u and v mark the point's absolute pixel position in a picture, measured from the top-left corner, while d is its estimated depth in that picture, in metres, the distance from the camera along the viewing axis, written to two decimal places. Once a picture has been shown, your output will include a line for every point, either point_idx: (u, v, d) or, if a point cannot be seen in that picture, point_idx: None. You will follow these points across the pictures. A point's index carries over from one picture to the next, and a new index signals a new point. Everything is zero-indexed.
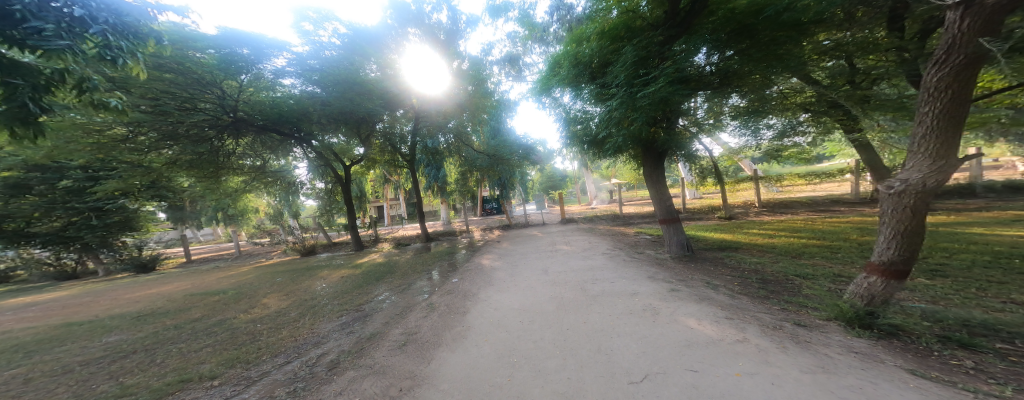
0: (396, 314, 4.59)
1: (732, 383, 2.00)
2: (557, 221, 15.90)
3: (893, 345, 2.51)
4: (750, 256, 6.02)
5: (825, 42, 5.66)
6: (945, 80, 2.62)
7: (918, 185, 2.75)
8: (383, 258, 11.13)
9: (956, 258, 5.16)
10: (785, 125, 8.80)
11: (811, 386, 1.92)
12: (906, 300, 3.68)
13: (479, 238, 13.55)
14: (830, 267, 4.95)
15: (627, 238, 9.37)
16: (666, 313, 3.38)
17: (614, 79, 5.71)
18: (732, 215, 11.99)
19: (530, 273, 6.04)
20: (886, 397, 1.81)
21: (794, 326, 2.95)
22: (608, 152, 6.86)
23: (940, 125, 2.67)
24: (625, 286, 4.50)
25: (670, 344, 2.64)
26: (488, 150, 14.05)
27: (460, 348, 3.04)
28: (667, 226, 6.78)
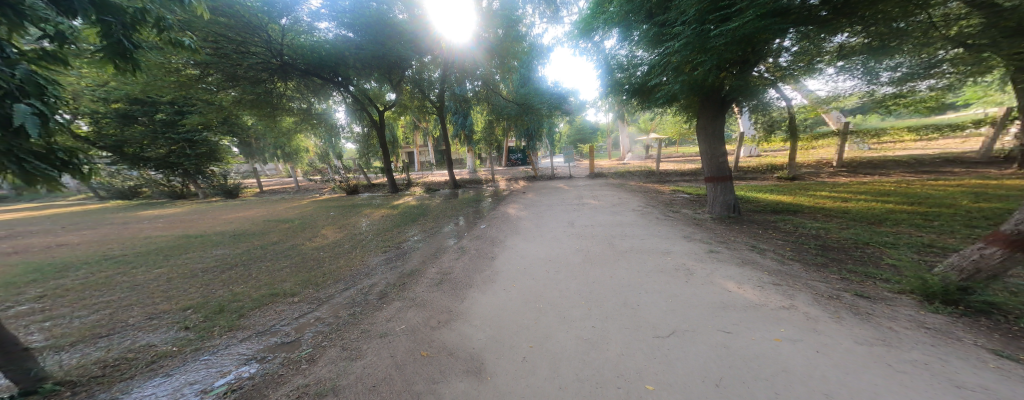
0: (432, 254, 5.08)
1: (769, 348, 2.00)
2: (588, 174, 15.44)
3: (984, 324, 2.27)
4: (806, 221, 5.50)
5: None
6: None
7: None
8: (417, 201, 11.91)
9: None
10: (920, 64, 7.07)
11: (860, 358, 1.87)
12: (1016, 275, 3.18)
13: (510, 187, 13.76)
14: (918, 236, 4.34)
15: (662, 196, 8.93)
16: (701, 274, 3.32)
17: (678, 15, 4.84)
18: (794, 176, 10.61)
19: (559, 225, 6.15)
20: (956, 375, 1.71)
21: (854, 297, 2.75)
22: (657, 102, 6.15)
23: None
24: (657, 244, 4.45)
25: (703, 304, 2.64)
26: (517, 99, 13.41)
27: (489, 290, 3.33)
28: (715, 184, 6.26)
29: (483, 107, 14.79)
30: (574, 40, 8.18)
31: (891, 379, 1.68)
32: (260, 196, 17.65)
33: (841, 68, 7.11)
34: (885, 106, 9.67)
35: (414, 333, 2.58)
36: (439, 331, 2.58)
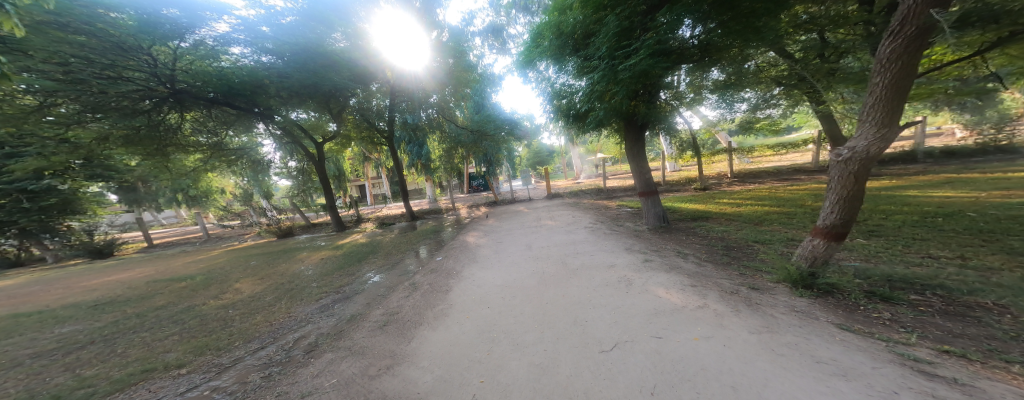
0: (379, 294, 4.62)
1: (690, 347, 2.21)
2: (543, 196, 15.98)
3: (830, 303, 2.86)
4: (721, 225, 6.42)
5: (802, 16, 6.16)
6: (897, 52, 2.72)
7: (863, 153, 2.95)
8: (365, 238, 10.97)
9: (890, 219, 5.75)
10: (758, 99, 9.27)
11: (755, 347, 2.16)
12: (844, 258, 4.15)
13: (465, 215, 13.47)
14: (785, 232, 5.40)
15: (609, 212, 9.63)
16: (638, 283, 3.59)
17: (596, 51, 5.64)
18: (706, 186, 12.59)
19: (515, 249, 6.17)
20: (816, 352, 2.09)
21: (748, 290, 3.23)
22: (588, 126, 6.83)
23: (888, 96, 2.80)
24: (603, 259, 4.72)
25: (640, 313, 2.83)
26: (472, 125, 13.52)
27: (441, 326, 3.10)
28: (647, 199, 7.02)
29: (436, 135, 14.57)
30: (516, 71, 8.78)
31: (776, 363, 1.97)
32: (145, 252, 14.30)
33: (718, 99, 8.82)
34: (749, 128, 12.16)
35: (347, 387, 2.23)
36: (379, 379, 2.28)
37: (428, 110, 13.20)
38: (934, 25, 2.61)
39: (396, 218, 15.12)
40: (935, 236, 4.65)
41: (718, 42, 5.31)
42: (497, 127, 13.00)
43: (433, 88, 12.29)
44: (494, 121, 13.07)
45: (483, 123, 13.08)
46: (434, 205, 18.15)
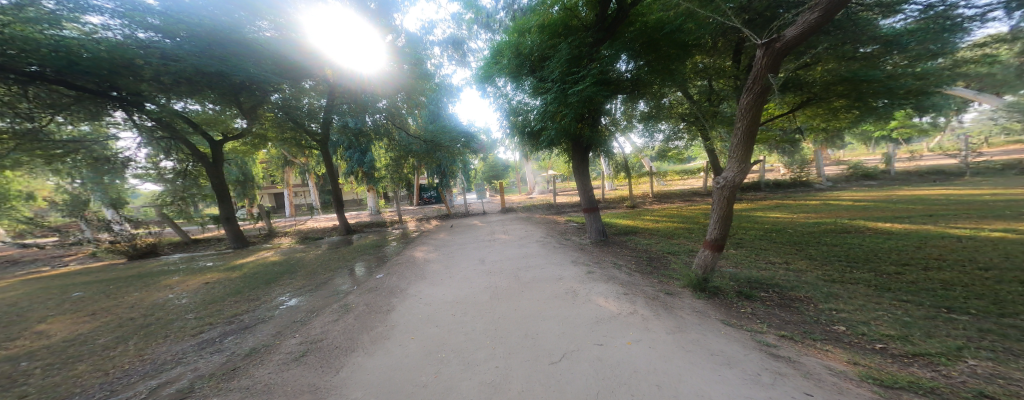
0: (294, 320, 3.94)
1: (625, 352, 2.45)
2: (497, 210, 16.04)
3: (718, 303, 3.56)
4: (648, 239, 7.32)
5: (699, 65, 8.06)
6: (749, 104, 3.63)
7: (731, 181, 3.77)
8: (278, 255, 9.28)
9: (743, 232, 7.47)
10: (670, 132, 11.28)
11: (672, 347, 2.51)
12: (723, 265, 5.16)
13: (404, 230, 12.55)
14: (686, 244, 6.51)
15: (553, 227, 10.11)
16: (583, 294, 3.83)
17: (550, 74, 6.14)
18: (635, 204, 14.36)
19: (461, 264, 5.98)
20: (713, 346, 2.53)
21: (665, 296, 3.75)
22: (542, 145, 7.21)
23: (744, 137, 3.67)
24: (551, 272, 4.89)
25: (584, 323, 3.02)
26: (425, 135, 12.58)
27: (380, 350, 2.80)
28: (589, 214, 7.60)
29: (385, 143, 13.64)
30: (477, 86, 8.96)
31: (687, 359, 2.32)
32: None
33: (645, 128, 10.31)
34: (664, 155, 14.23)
35: None
36: None
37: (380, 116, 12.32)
38: (769, 87, 3.56)
39: (319, 233, 13.26)
40: (769, 246, 6.27)
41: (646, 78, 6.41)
42: (453, 139, 12.31)
43: (382, 93, 11.37)
44: (447, 133, 12.36)
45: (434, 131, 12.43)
46: (367, 219, 16.48)
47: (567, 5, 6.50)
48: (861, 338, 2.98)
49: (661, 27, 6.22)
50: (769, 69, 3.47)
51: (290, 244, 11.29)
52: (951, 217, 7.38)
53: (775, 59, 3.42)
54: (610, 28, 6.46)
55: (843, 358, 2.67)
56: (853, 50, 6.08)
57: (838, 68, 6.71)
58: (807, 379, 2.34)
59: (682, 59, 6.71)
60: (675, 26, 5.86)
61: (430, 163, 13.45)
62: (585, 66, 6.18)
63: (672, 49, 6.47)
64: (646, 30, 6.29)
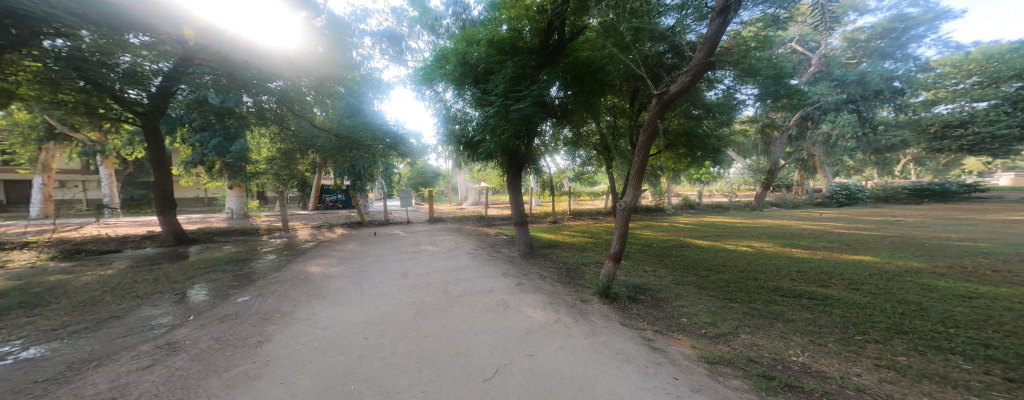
0: (60, 373, 2.54)
1: (552, 358, 2.75)
2: (424, 220, 14.95)
3: (617, 308, 4.30)
4: (566, 252, 8.05)
5: (610, 102, 10.23)
6: (643, 141, 4.51)
7: (627, 204, 4.45)
8: (32, 278, 5.96)
9: (633, 245, 9.26)
10: (583, 159, 13.07)
11: (587, 352, 2.91)
12: (621, 274, 6.16)
13: (277, 240, 10.03)
14: (594, 255, 7.56)
15: (468, 239, 9.99)
16: (513, 305, 4.18)
17: (494, 88, 6.64)
18: (558, 219, 15.70)
19: (365, 284, 5.20)
20: (618, 346, 3.10)
21: (581, 303, 4.37)
22: (480, 157, 7.50)
23: (638, 167, 4.54)
24: (483, 285, 5.19)
25: (516, 334, 3.28)
26: (340, 130, 10.73)
27: (249, 392, 2.10)
28: (519, 227, 7.90)
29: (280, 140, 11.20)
30: (423, 90, 8.85)
31: (599, 360, 2.78)
32: None
33: (569, 153, 11.79)
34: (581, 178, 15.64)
35: None
36: None
37: (268, 97, 9.33)
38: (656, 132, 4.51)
39: (111, 246, 9.06)
40: (643, 255, 8.01)
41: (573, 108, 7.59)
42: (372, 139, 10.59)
43: (286, 76, 8.75)
44: (368, 130, 10.69)
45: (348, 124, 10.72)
46: (216, 225, 12.48)
47: (516, 26, 7.14)
48: (693, 325, 4.00)
49: (589, 64, 7.67)
50: (658, 115, 4.46)
51: (36, 263, 7.22)
52: (725, 235, 11.06)
53: (661, 107, 4.44)
54: (550, 56, 7.49)
55: (687, 342, 3.53)
56: (691, 110, 8.68)
57: (687, 123, 9.38)
58: (673, 365, 2.96)
59: (600, 94, 8.34)
60: (601, 64, 7.41)
61: (340, 160, 11.56)
62: (527, 86, 6.78)
63: (594, 85, 8.00)
64: (578, 62, 7.60)
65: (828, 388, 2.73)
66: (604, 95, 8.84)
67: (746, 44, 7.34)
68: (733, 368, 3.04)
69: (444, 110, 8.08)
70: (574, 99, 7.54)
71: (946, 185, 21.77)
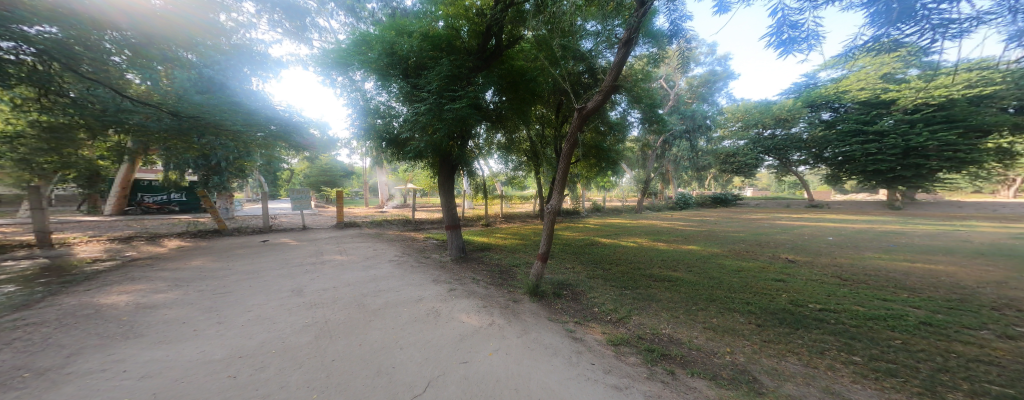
0: None
1: (487, 362, 2.86)
2: (333, 225, 13.02)
3: (546, 305, 4.66)
4: (498, 254, 8.14)
5: (541, 112, 10.99)
6: (567, 149, 4.92)
7: (554, 205, 4.79)
8: None
9: (557, 245, 10.05)
10: (515, 164, 13.71)
11: (518, 352, 3.11)
12: (549, 272, 6.63)
13: (25, 263, 6.76)
14: (524, 256, 7.93)
15: (361, 246, 8.95)
16: (445, 313, 4.13)
17: (426, 84, 6.47)
18: (491, 223, 15.83)
19: (212, 312, 4.07)
20: (546, 341, 3.41)
21: (513, 303, 4.64)
22: (406, 156, 7.19)
23: (563, 172, 4.92)
24: (408, 294, 4.87)
25: (449, 343, 3.26)
26: (186, 111, 7.46)
27: None
28: (452, 231, 7.71)
29: (31, 118, 6.95)
30: (332, 73, 7.80)
31: (530, 357, 3.02)
32: None
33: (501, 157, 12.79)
34: (514, 183, 16.22)
35: None
36: None
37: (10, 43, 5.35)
38: (576, 142, 4.98)
39: None
40: (568, 254, 8.72)
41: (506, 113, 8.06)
42: (236, 122, 8.05)
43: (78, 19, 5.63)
44: (237, 112, 8.24)
45: (199, 96, 7.77)
46: None
47: (453, 24, 7.25)
48: (602, 312, 4.55)
49: (522, 73, 8.17)
50: (579, 125, 4.94)
51: None
52: (624, 234, 12.97)
53: (581, 118, 4.91)
54: (487, 59, 7.60)
55: (599, 328, 3.98)
56: (604, 124, 9.78)
57: (601, 138, 10.62)
58: (589, 351, 3.31)
59: (531, 103, 9.06)
60: (533, 75, 8.01)
61: (180, 144, 8.52)
62: (462, 87, 6.78)
63: (527, 93, 8.65)
64: (513, 70, 8.07)
65: (688, 352, 3.51)
66: (534, 104, 9.43)
67: (638, 77, 8.93)
68: (632, 347, 3.56)
69: (361, 101, 7.48)
70: (507, 105, 8.05)
71: (726, 196, 30.16)
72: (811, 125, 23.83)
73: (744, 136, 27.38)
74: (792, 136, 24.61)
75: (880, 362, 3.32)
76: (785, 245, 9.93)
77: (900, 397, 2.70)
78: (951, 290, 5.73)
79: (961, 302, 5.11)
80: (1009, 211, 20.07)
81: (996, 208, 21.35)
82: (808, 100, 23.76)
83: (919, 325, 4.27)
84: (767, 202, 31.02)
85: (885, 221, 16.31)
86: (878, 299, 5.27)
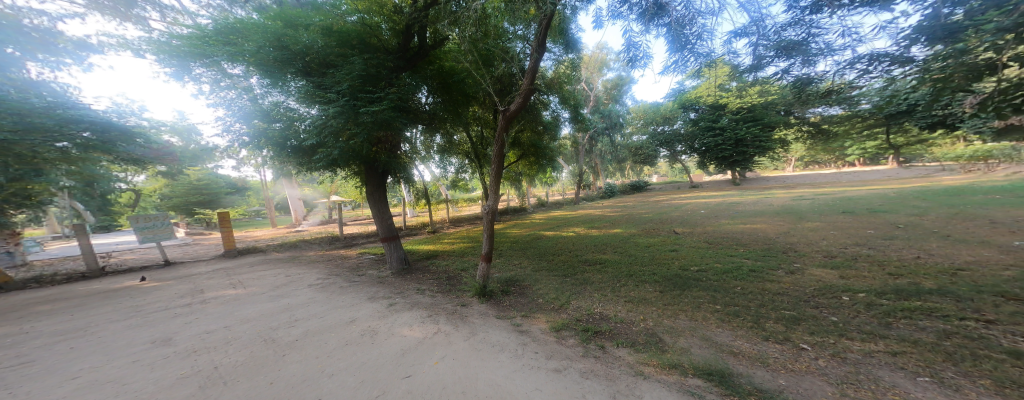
0: None
1: (432, 371, 2.75)
2: (218, 255, 10.44)
3: (494, 304, 4.68)
4: (445, 261, 7.78)
5: (478, 114, 10.95)
6: (497, 151, 5.01)
7: (489, 207, 4.81)
8: None
9: (503, 244, 10.09)
10: (458, 165, 13.45)
11: (466, 354, 3.08)
12: (497, 271, 6.68)
13: None
14: (471, 259, 7.75)
15: (253, 275, 7.37)
16: (383, 330, 3.77)
17: (335, 84, 5.76)
18: (436, 228, 14.94)
19: (3, 392, 2.81)
20: (495, 339, 3.44)
21: (461, 307, 4.54)
22: (318, 164, 6.31)
23: (496, 173, 4.98)
24: (336, 318, 4.28)
25: (389, 359, 3.01)
26: None
27: None
28: (389, 243, 7.11)
29: None
30: (190, 62, 6.06)
31: (478, 357, 3.02)
32: None
33: (440, 160, 12.44)
34: (459, 186, 15.70)
35: None
36: None
37: None
38: (505, 143, 5.07)
39: None
40: (515, 251, 8.86)
41: (441, 114, 7.86)
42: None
43: None
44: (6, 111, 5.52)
45: None
46: None
47: (367, 21, 6.64)
48: (545, 302, 4.82)
49: (451, 75, 8.06)
50: (505, 127, 5.05)
51: None
52: (565, 225, 13.82)
53: (507, 120, 5.03)
54: (411, 60, 7.24)
55: (543, 318, 4.19)
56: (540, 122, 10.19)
57: (537, 137, 11.09)
58: (533, 341, 3.46)
59: (465, 104, 9.05)
60: (461, 76, 8.01)
61: None
62: (383, 88, 6.29)
63: (459, 95, 8.62)
64: (441, 73, 7.94)
65: (614, 326, 3.98)
66: (467, 107, 9.32)
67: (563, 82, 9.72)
68: (572, 329, 3.87)
69: (249, 101, 6.22)
70: (442, 105, 7.90)
71: (638, 183, 34.84)
72: (686, 122, 29.59)
73: (645, 131, 31.76)
74: (675, 131, 29.89)
75: (731, 307, 4.42)
76: (679, 220, 12.01)
77: (743, 333, 3.70)
78: (783, 241, 7.89)
79: (770, 250, 7.21)
80: (800, 182, 28.58)
81: (788, 179, 30.15)
82: (681, 102, 28.94)
83: (748, 272, 5.85)
84: (664, 187, 36.99)
85: (734, 195, 21.20)
86: (727, 255, 6.94)
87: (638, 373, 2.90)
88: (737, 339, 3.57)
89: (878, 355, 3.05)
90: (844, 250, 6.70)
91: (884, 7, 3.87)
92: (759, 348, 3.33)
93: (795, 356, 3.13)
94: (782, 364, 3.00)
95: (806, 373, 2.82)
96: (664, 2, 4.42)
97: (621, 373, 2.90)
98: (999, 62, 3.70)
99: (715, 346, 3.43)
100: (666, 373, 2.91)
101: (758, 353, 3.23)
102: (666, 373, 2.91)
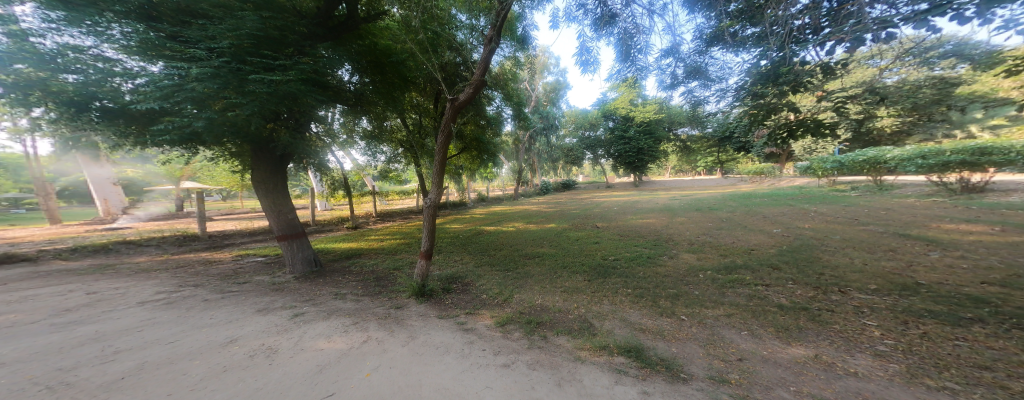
0: None
1: (364, 386, 2.20)
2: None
3: (435, 304, 4.18)
4: (372, 260, 6.67)
5: (416, 100, 9.93)
6: (441, 140, 4.47)
7: (433, 200, 4.24)
8: None
9: (444, 239, 9.31)
10: (390, 155, 11.79)
11: (403, 361, 2.59)
12: (435, 269, 6.07)
13: None
14: (408, 256, 6.86)
15: (21, 295, 4.74)
16: (287, 347, 2.86)
17: (202, 37, 4.16)
18: (357, 225, 12.65)
19: None
20: (436, 341, 3.00)
21: (396, 310, 3.90)
22: (161, 138, 4.50)
23: (440, 163, 4.43)
24: (207, 339, 3.08)
25: (299, 379, 2.29)
26: None
27: None
28: (287, 243, 5.67)
29: None
30: None
31: (420, 362, 2.57)
32: None
33: (368, 146, 10.53)
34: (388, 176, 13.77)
35: None
36: None
37: None
38: (451, 131, 4.51)
39: None
40: (456, 247, 8.28)
41: (369, 96, 6.68)
42: None
43: None
44: None
45: None
46: None
47: None
48: (488, 297, 4.55)
49: (387, 55, 7.23)
50: (451, 118, 4.53)
51: None
52: (508, 220, 13.71)
53: (454, 111, 4.51)
54: (334, 31, 5.90)
55: (488, 313, 3.93)
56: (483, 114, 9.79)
57: (481, 130, 10.60)
58: (480, 338, 3.17)
59: (403, 88, 8.08)
60: (400, 58, 7.32)
61: None
62: (289, 57, 4.95)
63: (395, 77, 7.67)
64: (372, 51, 6.84)
65: (553, 315, 4.02)
66: (404, 92, 8.27)
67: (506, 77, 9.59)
68: (518, 323, 3.72)
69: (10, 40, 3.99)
70: (371, 87, 6.73)
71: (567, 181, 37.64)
72: (606, 129, 33.28)
73: (576, 135, 34.69)
74: (597, 137, 33.47)
75: (638, 289, 5.05)
76: (598, 216, 13.34)
77: (647, 312, 4.20)
78: (690, 231, 9.58)
79: (655, 239, 8.69)
80: (679, 186, 35.55)
81: (670, 183, 37.21)
82: (604, 111, 32.49)
83: (646, 258, 6.91)
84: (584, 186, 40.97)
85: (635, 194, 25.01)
86: (631, 245, 8.03)
87: (578, 359, 2.94)
88: (645, 317, 4.03)
89: (720, 317, 3.87)
90: (729, 237, 8.55)
91: (745, 49, 4.95)
92: (658, 323, 3.84)
93: (677, 326, 3.72)
94: (673, 334, 3.51)
95: (686, 340, 3.35)
96: (615, 12, 4.69)
97: (563, 360, 2.89)
98: (779, 107, 5.10)
99: (630, 324, 3.80)
100: (601, 355, 3.04)
101: (658, 327, 3.71)
102: (598, 355, 3.04)
